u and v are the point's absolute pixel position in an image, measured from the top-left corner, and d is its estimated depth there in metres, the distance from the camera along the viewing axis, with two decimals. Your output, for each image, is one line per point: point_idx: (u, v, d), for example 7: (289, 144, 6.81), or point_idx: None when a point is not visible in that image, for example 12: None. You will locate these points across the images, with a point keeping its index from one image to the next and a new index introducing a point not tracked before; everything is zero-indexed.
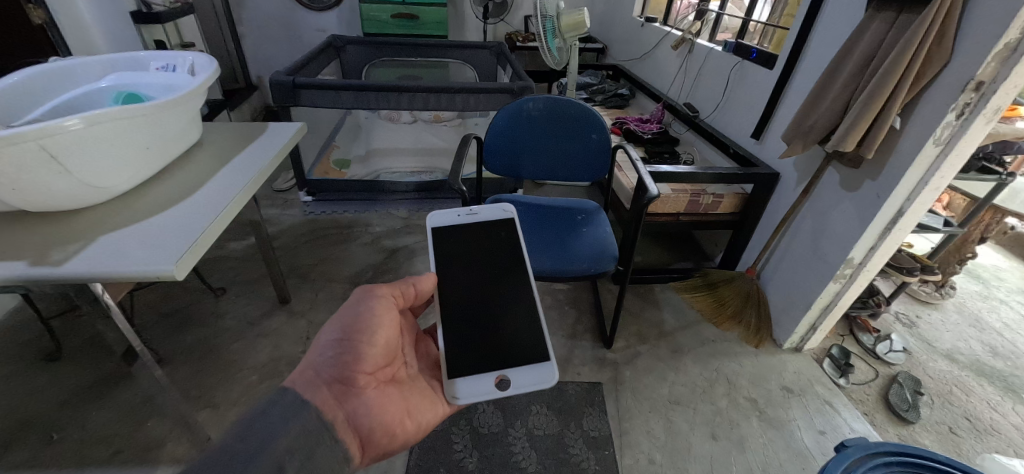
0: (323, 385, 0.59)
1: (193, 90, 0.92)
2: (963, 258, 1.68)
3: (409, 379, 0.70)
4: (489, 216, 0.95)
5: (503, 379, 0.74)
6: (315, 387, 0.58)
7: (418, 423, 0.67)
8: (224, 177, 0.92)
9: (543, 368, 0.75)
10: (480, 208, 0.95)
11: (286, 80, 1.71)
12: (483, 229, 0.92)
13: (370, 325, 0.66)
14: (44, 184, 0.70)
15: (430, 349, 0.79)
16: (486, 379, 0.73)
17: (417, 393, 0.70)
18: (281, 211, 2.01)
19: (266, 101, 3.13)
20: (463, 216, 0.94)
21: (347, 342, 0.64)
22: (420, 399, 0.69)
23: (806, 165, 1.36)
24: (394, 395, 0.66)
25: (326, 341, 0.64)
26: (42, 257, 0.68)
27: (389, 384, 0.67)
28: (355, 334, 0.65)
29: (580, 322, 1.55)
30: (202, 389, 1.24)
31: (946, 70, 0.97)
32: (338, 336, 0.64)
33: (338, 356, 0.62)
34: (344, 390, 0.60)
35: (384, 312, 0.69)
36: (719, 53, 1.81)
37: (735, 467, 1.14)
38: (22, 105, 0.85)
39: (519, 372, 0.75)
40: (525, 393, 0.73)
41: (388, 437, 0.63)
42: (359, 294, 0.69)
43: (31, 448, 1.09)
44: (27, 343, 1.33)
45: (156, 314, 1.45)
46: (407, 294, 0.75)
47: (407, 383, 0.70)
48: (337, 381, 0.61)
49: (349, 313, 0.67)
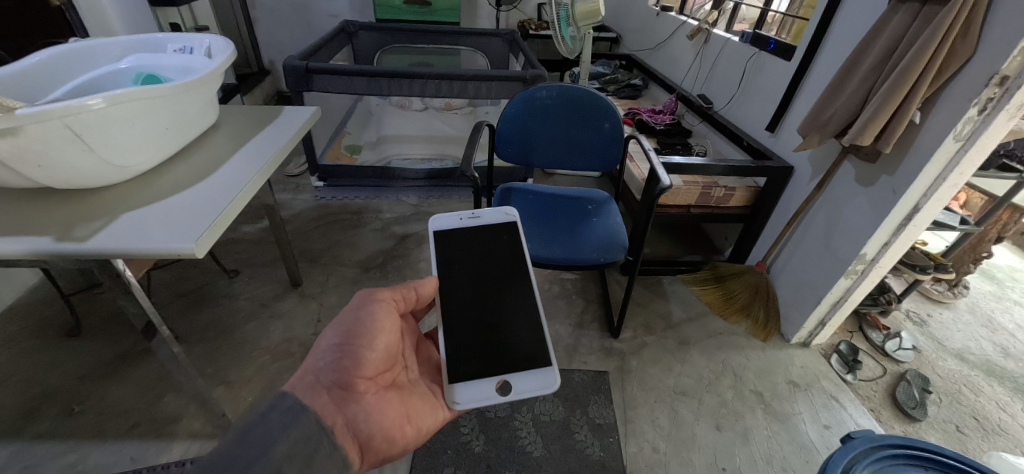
0: (323, 390, 0.58)
1: (210, 72, 0.92)
2: (979, 257, 1.66)
3: (409, 384, 0.70)
4: (491, 219, 0.96)
5: (505, 383, 0.75)
6: (315, 392, 0.57)
7: (417, 429, 0.67)
8: (239, 161, 0.93)
9: (545, 373, 0.77)
10: (482, 211, 0.96)
11: (300, 65, 1.72)
12: (487, 231, 0.93)
13: (370, 330, 0.66)
14: (67, 162, 0.71)
15: (431, 352, 0.80)
16: (488, 384, 0.75)
17: (417, 398, 0.69)
18: (293, 196, 2.03)
19: (278, 86, 3.14)
20: (464, 220, 0.95)
21: (346, 347, 0.63)
22: (421, 404, 0.69)
23: (820, 158, 1.35)
24: (395, 401, 0.65)
25: (326, 346, 0.63)
26: (66, 233, 0.70)
27: (389, 389, 0.66)
28: (354, 339, 0.64)
29: (588, 312, 1.56)
30: (216, 367, 1.27)
31: (970, 63, 0.94)
32: (338, 341, 0.64)
33: (338, 361, 0.61)
34: (343, 395, 0.59)
35: (385, 317, 0.68)
36: (736, 44, 1.78)
37: (739, 457, 1.15)
38: (45, 83, 0.87)
39: (522, 377, 0.76)
40: (528, 397, 0.75)
41: (388, 443, 0.62)
42: (360, 298, 0.69)
43: (53, 419, 1.13)
44: (48, 319, 1.37)
45: (171, 293, 1.48)
46: (407, 298, 0.75)
47: (407, 389, 0.69)
48: (337, 386, 0.60)
49: (349, 318, 0.66)
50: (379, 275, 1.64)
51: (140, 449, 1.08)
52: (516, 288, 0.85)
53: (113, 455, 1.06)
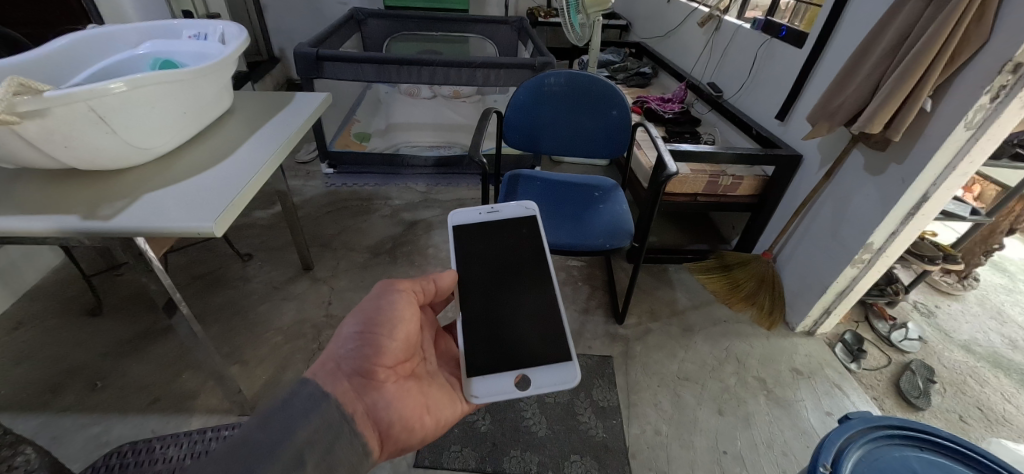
0: (345, 377, 0.59)
1: (225, 58, 0.95)
2: (989, 249, 1.64)
3: (427, 375, 0.72)
4: (510, 213, 0.98)
5: (524, 378, 0.77)
6: (338, 379, 0.58)
7: (435, 420, 0.68)
8: (253, 145, 0.96)
9: (565, 373, 0.78)
10: (501, 205, 0.98)
11: (310, 52, 1.73)
12: (504, 224, 0.96)
13: (391, 320, 0.68)
14: (92, 143, 0.74)
15: (448, 347, 0.82)
16: (505, 379, 0.77)
17: (435, 390, 0.71)
18: (304, 182, 2.07)
19: (288, 74, 3.17)
20: (484, 215, 0.97)
21: (367, 335, 0.64)
22: (438, 396, 0.71)
23: (829, 146, 1.34)
24: (413, 391, 0.66)
25: (347, 334, 0.64)
26: (92, 212, 0.73)
27: (408, 379, 0.67)
28: (375, 328, 0.66)
29: (593, 298, 1.58)
30: (232, 346, 1.31)
31: (985, 50, 0.93)
32: (359, 329, 0.65)
33: (359, 348, 0.62)
34: (364, 383, 0.60)
35: (404, 308, 0.70)
36: (747, 30, 1.75)
37: (740, 441, 1.17)
38: (67, 69, 0.89)
39: (542, 373, 0.78)
40: (546, 392, 0.76)
41: (407, 433, 0.63)
42: (381, 288, 0.71)
43: (77, 394, 1.17)
44: (70, 299, 1.42)
45: (187, 276, 1.52)
46: (427, 290, 0.77)
47: (425, 380, 0.71)
48: (358, 374, 0.60)
49: (371, 307, 0.68)
50: (388, 260, 1.66)
51: (160, 422, 1.13)
52: (524, 273, 0.89)
53: (135, 428, 1.11)
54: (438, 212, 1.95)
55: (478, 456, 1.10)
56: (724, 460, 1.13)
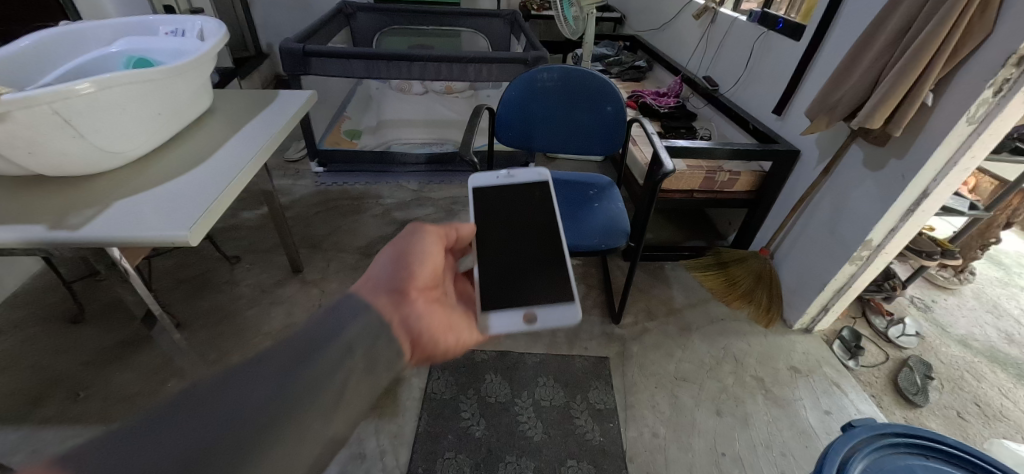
0: (381, 291, 0.54)
1: (202, 55, 0.90)
2: (986, 243, 1.63)
3: (451, 306, 0.67)
4: (525, 179, 0.97)
5: (531, 315, 0.75)
6: (370, 291, 0.53)
7: (460, 342, 0.63)
8: (235, 146, 0.92)
9: (570, 307, 0.76)
10: (517, 171, 0.97)
11: (296, 47, 1.68)
12: (520, 190, 0.95)
13: (421, 253, 0.64)
14: (58, 148, 0.70)
15: (467, 287, 0.76)
16: (514, 315, 0.74)
17: (460, 320, 0.66)
18: (293, 182, 2.02)
19: (276, 70, 3.10)
20: (501, 179, 0.96)
21: (401, 260, 0.61)
22: (463, 325, 0.66)
23: (828, 141, 1.32)
24: (440, 312, 0.62)
25: (381, 260, 0.60)
26: (59, 221, 0.69)
27: (436, 305, 0.63)
28: (406, 256, 0.62)
29: (589, 297, 1.56)
30: (219, 352, 1.28)
31: (988, 42, 0.91)
32: (392, 257, 0.61)
33: (393, 269, 0.58)
34: (399, 297, 0.55)
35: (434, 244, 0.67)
36: (743, 23, 1.72)
37: (738, 443, 1.16)
38: (33, 70, 0.85)
39: (546, 310, 0.76)
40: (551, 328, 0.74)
41: (435, 346, 0.57)
42: (410, 227, 0.68)
43: (58, 405, 1.14)
44: (51, 305, 1.38)
45: (173, 280, 1.48)
46: (451, 237, 0.74)
47: (451, 310, 0.66)
48: (393, 289, 0.55)
49: (403, 242, 0.65)
50: None
51: None
52: (538, 231, 0.88)
53: None
54: (431, 211, 1.91)
55: (473, 463, 1.08)
56: (723, 462, 1.11)
